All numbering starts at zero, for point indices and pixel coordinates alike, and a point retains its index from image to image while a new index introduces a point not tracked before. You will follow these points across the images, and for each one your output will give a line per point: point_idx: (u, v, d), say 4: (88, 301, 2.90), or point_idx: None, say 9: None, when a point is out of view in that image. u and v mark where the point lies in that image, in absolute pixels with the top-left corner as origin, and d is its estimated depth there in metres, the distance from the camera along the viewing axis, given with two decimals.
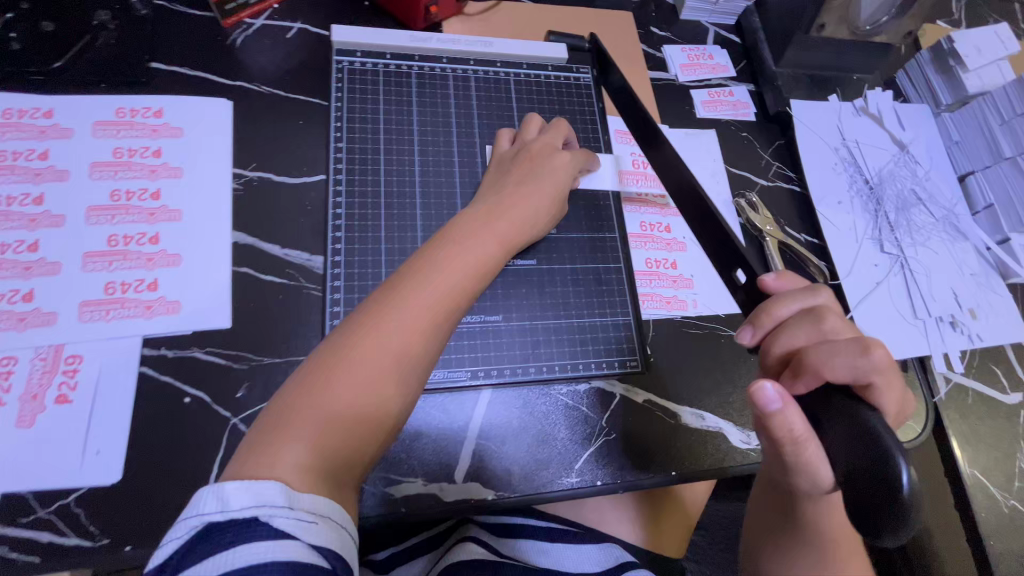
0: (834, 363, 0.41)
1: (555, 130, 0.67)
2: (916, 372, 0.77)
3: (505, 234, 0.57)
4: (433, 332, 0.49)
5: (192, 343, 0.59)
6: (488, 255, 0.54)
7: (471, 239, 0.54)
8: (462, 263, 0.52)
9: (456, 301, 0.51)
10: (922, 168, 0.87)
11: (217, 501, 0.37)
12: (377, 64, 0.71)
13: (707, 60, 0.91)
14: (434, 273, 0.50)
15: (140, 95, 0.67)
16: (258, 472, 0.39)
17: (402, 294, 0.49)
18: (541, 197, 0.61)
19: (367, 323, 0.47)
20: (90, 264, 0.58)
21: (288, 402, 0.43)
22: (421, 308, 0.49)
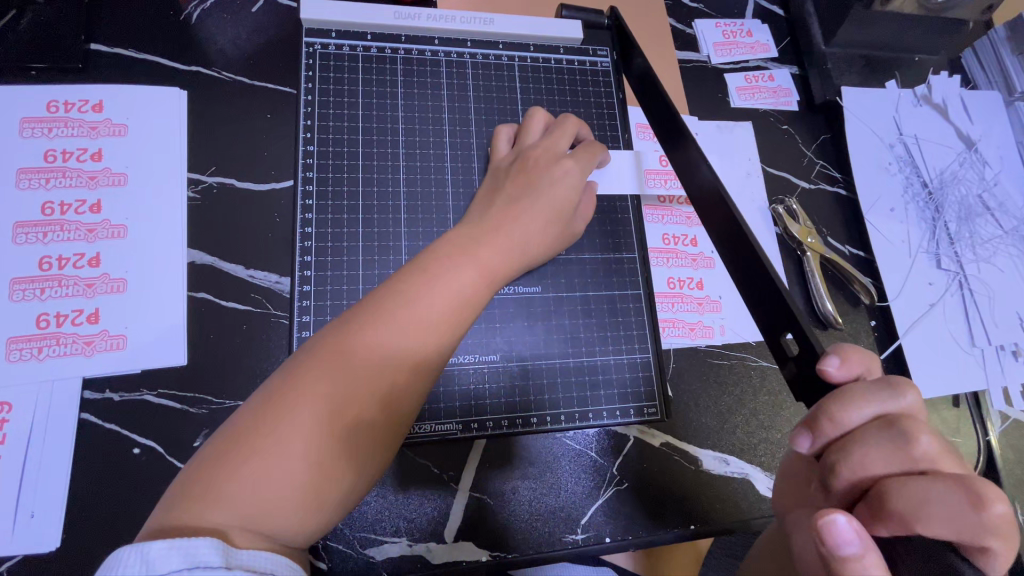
0: (931, 513, 0.30)
1: (559, 129, 0.56)
2: (970, 409, 0.68)
3: (501, 254, 0.46)
4: (407, 379, 0.39)
5: (140, 384, 0.51)
6: (480, 280, 0.44)
7: (459, 259, 0.43)
8: (446, 288, 0.41)
9: (439, 338, 0.40)
10: (991, 170, 0.76)
11: (139, 562, 0.29)
12: (356, 47, 0.60)
13: (744, 38, 0.78)
14: (410, 301, 0.40)
15: (76, 83, 0.57)
16: (190, 524, 0.31)
17: (369, 327, 0.38)
18: (546, 215, 0.51)
19: (322, 364, 0.37)
20: (18, 292, 0.50)
21: (213, 465, 0.33)
22: (393, 349, 0.38)
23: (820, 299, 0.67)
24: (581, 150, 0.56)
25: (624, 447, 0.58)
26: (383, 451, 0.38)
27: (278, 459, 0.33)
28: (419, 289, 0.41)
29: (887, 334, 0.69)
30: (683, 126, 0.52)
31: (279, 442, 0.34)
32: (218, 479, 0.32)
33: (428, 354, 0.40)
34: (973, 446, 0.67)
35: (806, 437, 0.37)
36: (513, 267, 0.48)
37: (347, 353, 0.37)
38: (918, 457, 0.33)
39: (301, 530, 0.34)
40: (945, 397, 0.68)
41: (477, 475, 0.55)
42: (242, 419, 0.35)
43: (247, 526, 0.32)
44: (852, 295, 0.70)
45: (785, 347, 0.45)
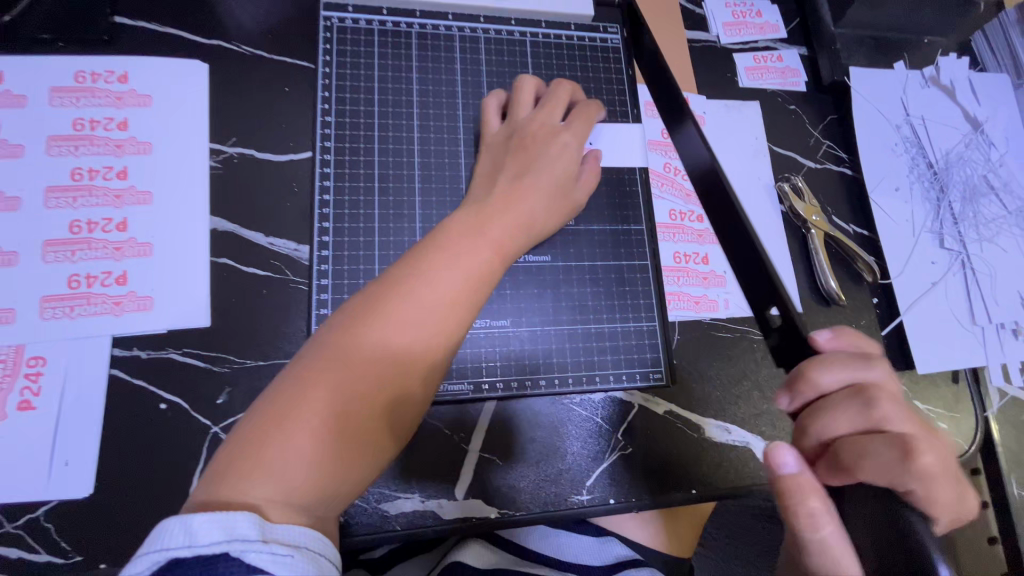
0: (870, 466, 0.36)
1: (552, 98, 0.58)
2: (969, 385, 0.70)
3: (508, 237, 0.48)
4: (421, 356, 0.41)
5: (165, 344, 0.53)
6: (489, 261, 0.45)
7: (468, 243, 0.45)
8: (454, 272, 0.43)
9: (451, 320, 0.42)
10: (997, 152, 0.76)
11: (184, 533, 0.30)
12: (372, 21, 0.61)
13: (754, 18, 0.78)
14: (421, 283, 0.42)
15: (102, 55, 0.58)
16: (228, 497, 0.32)
17: (384, 310, 0.40)
18: (549, 188, 0.52)
19: (343, 345, 0.39)
20: (50, 254, 0.52)
21: (239, 446, 0.34)
22: (409, 331, 0.40)
23: (823, 276, 0.69)
24: (578, 112, 0.58)
25: (629, 414, 0.60)
26: (400, 424, 0.40)
27: (301, 438, 0.35)
28: (430, 272, 0.42)
29: (889, 311, 0.71)
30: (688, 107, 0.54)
31: (309, 420, 0.35)
32: (249, 457, 0.34)
33: (443, 335, 0.42)
34: (971, 422, 0.68)
35: (785, 395, 0.40)
36: (522, 248, 0.50)
37: (363, 335, 0.39)
38: (880, 419, 0.37)
39: (334, 500, 0.36)
40: (944, 373, 0.70)
41: (486, 437, 0.57)
42: (266, 402, 0.36)
43: (281, 502, 0.33)
44: (855, 272, 0.71)
45: (767, 318, 0.47)
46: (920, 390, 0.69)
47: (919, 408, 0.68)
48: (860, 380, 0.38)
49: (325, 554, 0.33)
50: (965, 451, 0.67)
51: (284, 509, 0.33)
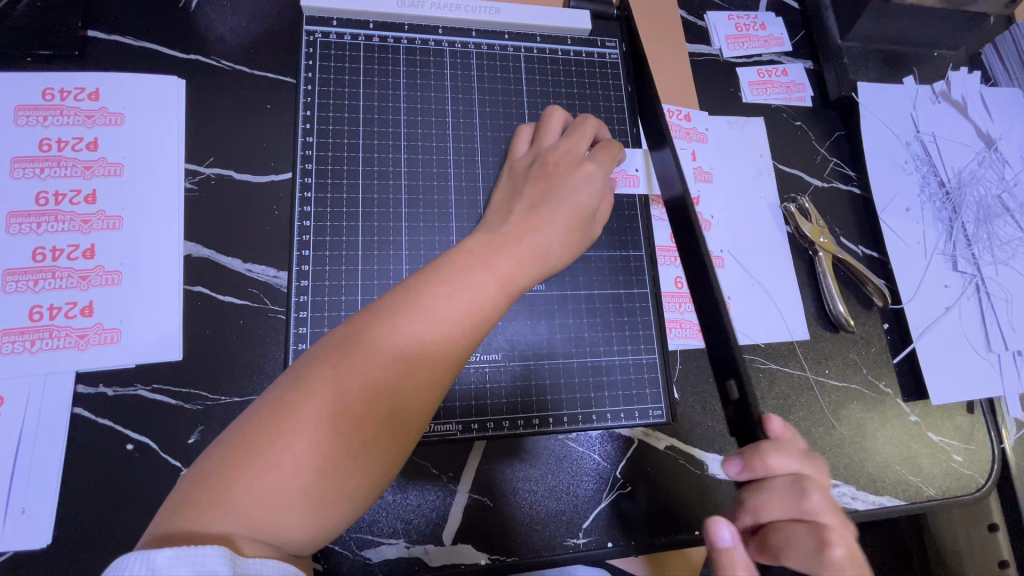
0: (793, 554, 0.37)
1: (579, 129, 0.55)
2: (984, 416, 0.67)
3: (524, 264, 0.44)
4: (420, 389, 0.37)
5: (134, 379, 0.50)
6: (498, 287, 0.42)
7: (478, 269, 0.42)
8: (462, 298, 0.39)
9: (455, 349, 0.39)
10: (1012, 170, 0.73)
11: (146, 569, 0.28)
12: (358, 36, 0.58)
13: (758, 31, 0.76)
14: (428, 308, 0.38)
15: (72, 72, 0.55)
16: (199, 531, 0.30)
17: (384, 332, 0.37)
18: (576, 222, 0.49)
19: (334, 369, 0.35)
20: (11, 283, 0.49)
21: (215, 471, 0.32)
22: (405, 361, 0.36)
23: (831, 300, 0.65)
24: (599, 150, 0.53)
25: (629, 450, 0.56)
26: (393, 458, 0.36)
27: (282, 467, 0.32)
28: (436, 296, 0.39)
29: (900, 338, 0.68)
30: (666, 131, 0.51)
31: (290, 449, 0.32)
32: (224, 488, 0.31)
33: (443, 365, 0.38)
34: (988, 455, 0.65)
35: (735, 465, 0.40)
36: (536, 279, 0.46)
37: (361, 358, 0.36)
38: (810, 510, 0.37)
39: (305, 538, 0.33)
40: (958, 403, 0.67)
41: (476, 476, 0.53)
42: (247, 425, 0.33)
43: (254, 535, 0.31)
44: (864, 296, 0.68)
45: (727, 389, 0.43)
46: (933, 421, 0.66)
47: (933, 439, 0.65)
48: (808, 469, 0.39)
49: None
50: (981, 488, 0.64)
51: (258, 546, 0.31)
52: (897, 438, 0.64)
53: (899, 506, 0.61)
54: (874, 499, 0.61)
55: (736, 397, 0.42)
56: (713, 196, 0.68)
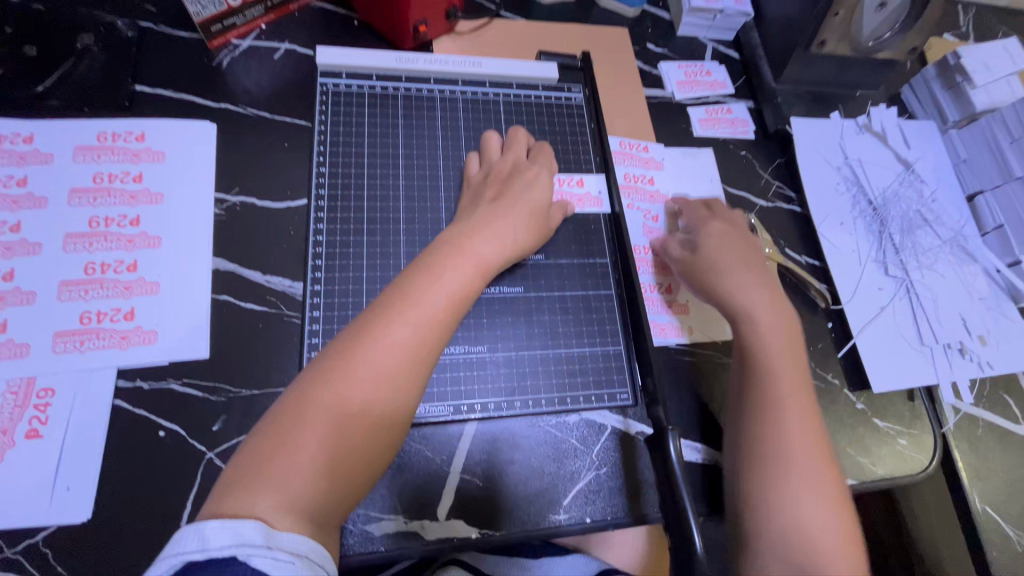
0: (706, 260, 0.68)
1: (512, 145, 0.66)
2: (924, 403, 0.74)
3: (485, 256, 0.53)
4: (414, 362, 0.45)
5: (166, 374, 0.57)
6: (469, 276, 0.51)
7: (446, 268, 0.50)
8: (440, 289, 0.48)
9: (439, 328, 0.47)
10: (928, 188, 0.85)
11: (198, 538, 0.34)
12: (363, 86, 0.70)
13: (704, 77, 0.88)
14: (410, 300, 0.47)
15: (122, 119, 0.66)
16: (240, 509, 0.36)
17: (368, 329, 0.45)
18: (525, 213, 0.59)
19: (329, 368, 0.43)
20: (65, 293, 0.57)
21: (253, 457, 0.39)
22: (397, 345, 0.45)
23: None
24: (535, 154, 0.66)
25: (604, 435, 0.63)
26: (399, 424, 0.44)
27: (306, 445, 0.40)
28: (418, 291, 0.48)
29: (843, 335, 0.76)
30: (608, 159, 0.72)
31: (303, 435, 0.40)
32: (261, 470, 0.38)
33: (422, 348, 0.46)
34: (930, 438, 0.73)
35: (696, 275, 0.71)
36: (501, 267, 0.56)
37: (360, 347, 0.44)
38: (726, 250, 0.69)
39: (331, 504, 0.40)
40: (899, 391, 0.75)
41: (467, 459, 0.60)
42: (275, 416, 0.41)
43: (289, 508, 0.37)
44: (809, 299, 0.77)
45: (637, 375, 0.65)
46: (878, 408, 0.73)
47: (879, 425, 0.72)
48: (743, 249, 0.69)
49: (323, 563, 0.37)
50: (925, 467, 0.70)
51: (289, 518, 0.37)
52: (846, 424, 0.71)
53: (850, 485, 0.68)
54: None
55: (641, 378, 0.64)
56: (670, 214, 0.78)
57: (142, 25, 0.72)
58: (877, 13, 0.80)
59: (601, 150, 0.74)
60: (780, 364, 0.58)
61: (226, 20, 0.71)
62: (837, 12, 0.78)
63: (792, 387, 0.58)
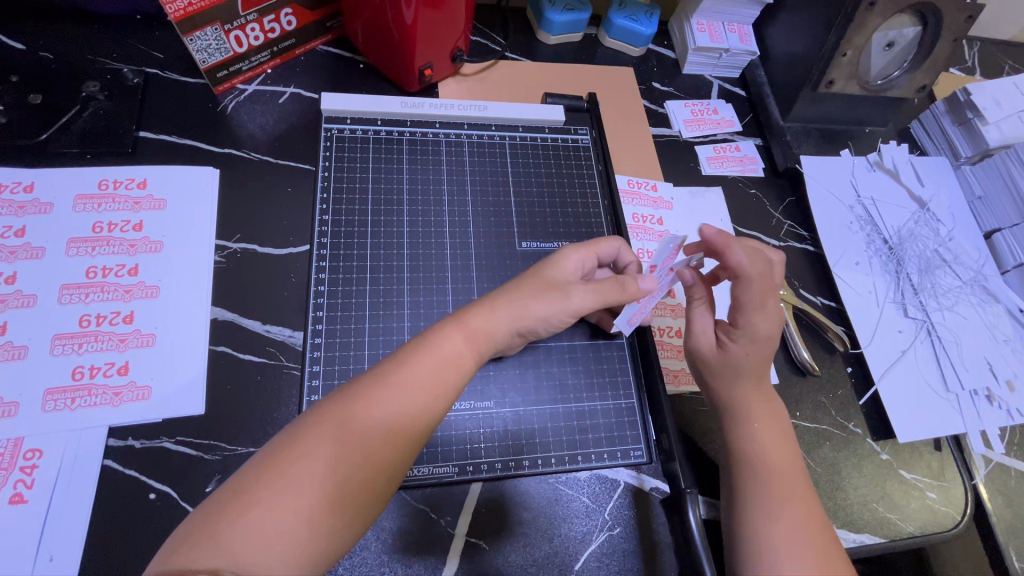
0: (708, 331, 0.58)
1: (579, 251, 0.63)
2: (952, 452, 0.71)
3: (484, 334, 0.51)
4: (396, 438, 0.44)
5: (160, 432, 0.55)
6: (466, 348, 0.50)
7: (441, 347, 0.48)
8: (433, 360, 0.47)
9: (428, 404, 0.46)
10: (944, 227, 0.83)
11: None
12: (368, 131, 0.69)
13: (711, 115, 0.88)
14: (402, 370, 0.46)
15: (126, 166, 0.65)
16: (184, 564, 0.35)
17: (355, 410, 0.43)
18: (540, 293, 0.54)
19: (309, 450, 0.40)
20: (58, 347, 0.55)
21: (211, 516, 0.37)
22: (382, 417, 0.43)
23: (795, 347, 0.72)
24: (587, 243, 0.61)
25: (617, 494, 0.60)
26: (372, 500, 0.42)
27: (267, 509, 0.38)
28: (413, 362, 0.47)
29: (864, 380, 0.73)
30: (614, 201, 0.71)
31: (267, 511, 0.38)
32: (215, 530, 0.37)
33: (406, 437, 0.44)
34: (961, 491, 0.69)
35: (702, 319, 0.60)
36: (502, 343, 0.53)
37: (343, 414, 0.43)
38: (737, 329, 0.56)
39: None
40: (926, 440, 0.71)
41: (472, 521, 0.56)
42: (242, 474, 0.40)
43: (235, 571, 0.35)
44: (827, 343, 0.74)
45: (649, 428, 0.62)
46: (904, 459, 0.70)
47: (906, 477, 0.69)
48: (749, 343, 0.56)
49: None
50: (957, 523, 0.66)
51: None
52: (871, 476, 0.68)
53: (880, 544, 0.64)
54: (854, 537, 0.63)
55: (655, 433, 0.61)
56: None
57: (149, 72, 0.72)
58: (885, 53, 0.81)
59: (609, 193, 0.73)
60: (772, 454, 0.53)
61: (233, 66, 0.72)
62: (845, 53, 0.78)
63: (787, 478, 0.51)
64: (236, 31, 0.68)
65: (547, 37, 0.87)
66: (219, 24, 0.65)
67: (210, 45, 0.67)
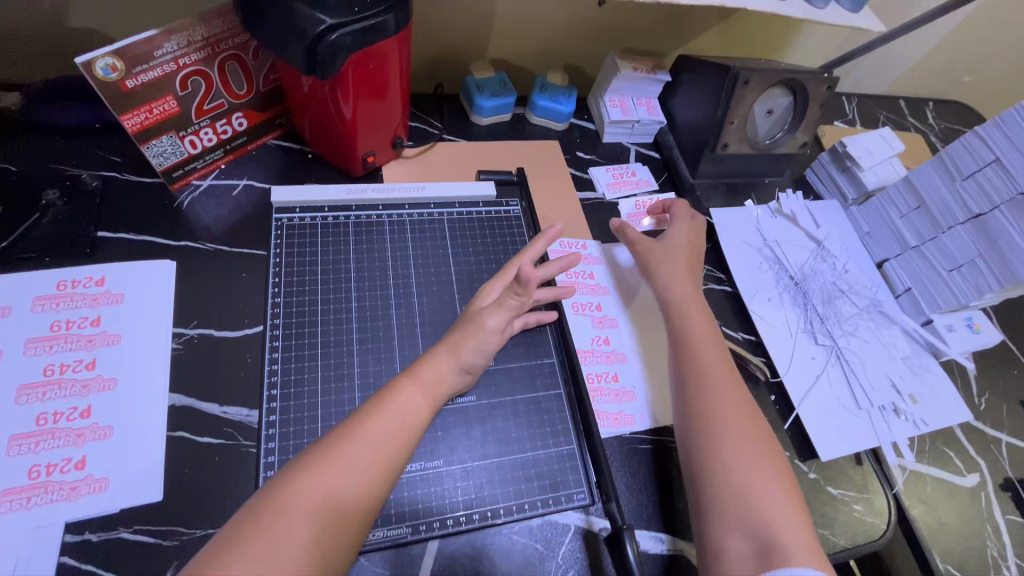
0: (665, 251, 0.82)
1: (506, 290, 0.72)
2: (871, 465, 0.78)
3: (435, 384, 0.60)
4: (365, 487, 0.49)
5: (117, 523, 0.56)
6: (422, 400, 0.58)
7: (402, 399, 0.57)
8: (395, 415, 0.55)
9: (394, 452, 0.52)
10: (840, 261, 0.94)
11: None
12: (315, 218, 0.76)
13: (630, 178, 0.98)
14: (368, 424, 0.53)
15: (83, 266, 0.69)
16: None
17: (326, 465, 0.48)
18: (471, 331, 0.64)
19: (294, 498, 0.46)
20: (14, 447, 0.57)
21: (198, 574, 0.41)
22: (351, 469, 0.49)
23: None
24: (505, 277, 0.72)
25: (565, 536, 0.63)
26: (348, 546, 0.47)
27: (247, 563, 0.42)
28: (377, 416, 0.54)
29: (787, 407, 0.80)
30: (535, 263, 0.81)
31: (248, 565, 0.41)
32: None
33: (376, 483, 0.50)
34: (883, 501, 0.75)
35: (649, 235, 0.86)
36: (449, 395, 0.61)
37: (315, 470, 0.48)
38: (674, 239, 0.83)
39: None
40: (847, 456, 0.78)
41: None
42: (224, 536, 0.44)
43: None
44: (750, 373, 0.82)
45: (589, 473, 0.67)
46: (829, 476, 0.76)
47: (833, 493, 0.75)
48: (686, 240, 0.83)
49: None
50: (882, 532, 0.72)
51: None
52: None
53: None
54: None
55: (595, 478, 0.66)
56: (612, 304, 0.82)
57: (107, 176, 0.78)
58: (768, 118, 0.95)
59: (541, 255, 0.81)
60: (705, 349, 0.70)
61: (187, 166, 0.78)
62: (733, 121, 0.91)
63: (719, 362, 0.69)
64: (190, 136, 0.75)
65: (479, 119, 0.98)
66: (174, 132, 0.72)
67: (166, 150, 0.74)
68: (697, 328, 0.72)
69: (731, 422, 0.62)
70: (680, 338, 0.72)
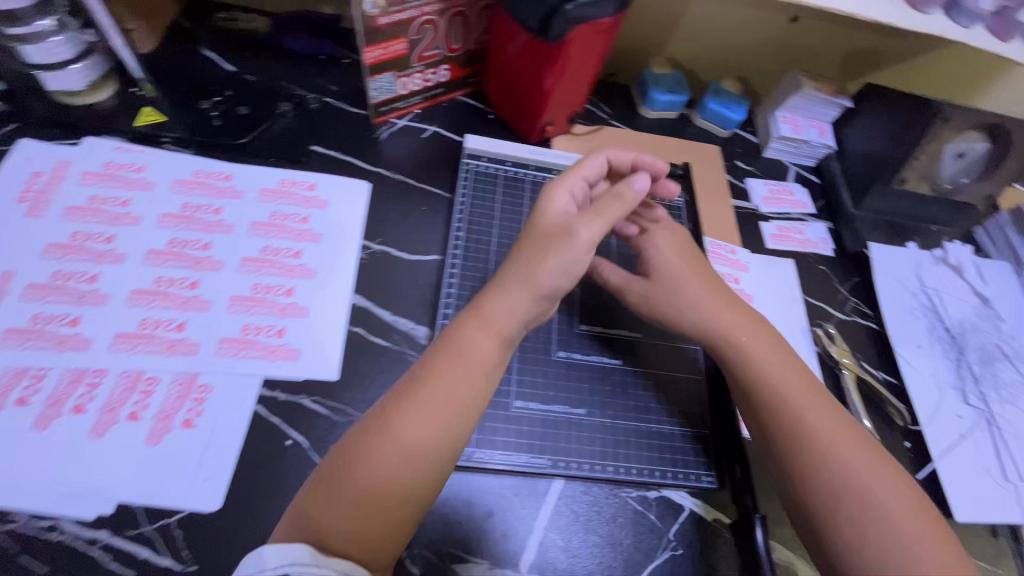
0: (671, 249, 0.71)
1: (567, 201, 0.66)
2: (1008, 542, 0.73)
3: (499, 323, 0.58)
4: (434, 436, 0.52)
5: (301, 390, 0.64)
6: (487, 345, 0.57)
7: (463, 344, 0.57)
8: (461, 364, 0.56)
9: (457, 400, 0.54)
10: (1006, 325, 0.88)
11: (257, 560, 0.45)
12: (499, 169, 0.82)
13: (788, 196, 0.97)
14: (432, 378, 0.54)
15: (300, 171, 0.79)
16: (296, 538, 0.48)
17: (394, 421, 0.52)
18: (552, 247, 0.61)
19: (370, 454, 0.51)
20: (235, 306, 0.67)
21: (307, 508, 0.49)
22: (416, 423, 0.52)
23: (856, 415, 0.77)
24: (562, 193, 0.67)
25: (682, 514, 0.64)
26: (432, 485, 0.53)
27: (340, 508, 0.49)
28: (441, 367, 0.55)
29: (920, 457, 0.76)
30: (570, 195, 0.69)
31: (343, 510, 0.49)
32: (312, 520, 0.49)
33: (442, 431, 0.53)
34: None
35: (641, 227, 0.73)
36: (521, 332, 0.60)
37: (386, 426, 0.52)
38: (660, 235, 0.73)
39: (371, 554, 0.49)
40: (982, 526, 0.73)
41: (550, 516, 0.61)
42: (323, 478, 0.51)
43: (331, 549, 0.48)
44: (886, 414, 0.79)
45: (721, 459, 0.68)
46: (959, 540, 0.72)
47: None
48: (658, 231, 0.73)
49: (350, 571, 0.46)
50: None
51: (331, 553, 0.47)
52: None
53: None
54: None
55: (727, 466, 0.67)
56: None
57: (326, 100, 0.88)
58: (956, 160, 0.93)
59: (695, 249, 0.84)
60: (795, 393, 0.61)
61: (392, 104, 0.87)
62: (919, 156, 0.93)
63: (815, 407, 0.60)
64: (405, 77, 0.84)
65: (647, 111, 1.01)
66: (395, 71, 0.81)
67: (384, 86, 0.83)
68: (777, 364, 0.63)
69: (838, 469, 0.56)
70: (747, 372, 0.63)
